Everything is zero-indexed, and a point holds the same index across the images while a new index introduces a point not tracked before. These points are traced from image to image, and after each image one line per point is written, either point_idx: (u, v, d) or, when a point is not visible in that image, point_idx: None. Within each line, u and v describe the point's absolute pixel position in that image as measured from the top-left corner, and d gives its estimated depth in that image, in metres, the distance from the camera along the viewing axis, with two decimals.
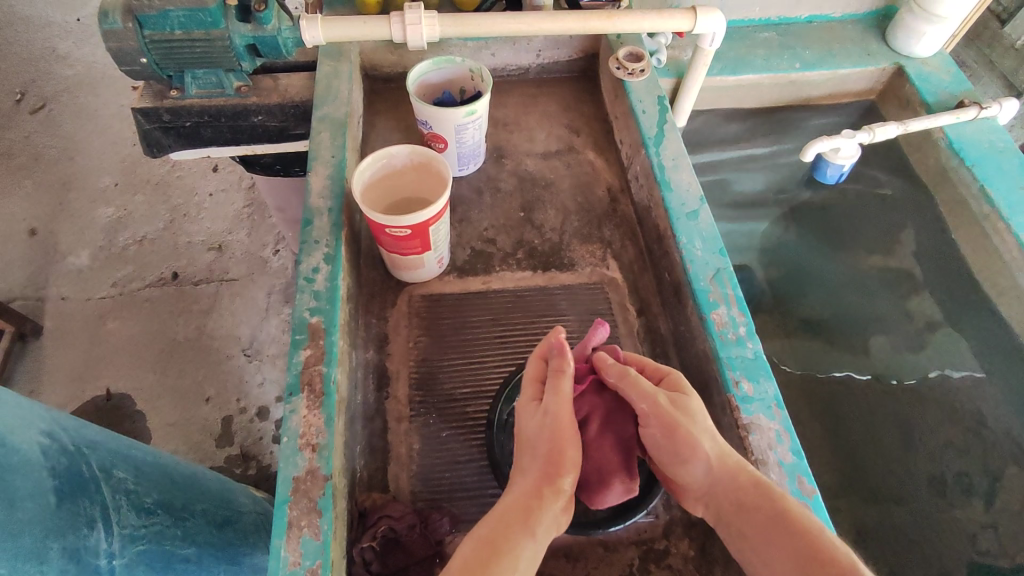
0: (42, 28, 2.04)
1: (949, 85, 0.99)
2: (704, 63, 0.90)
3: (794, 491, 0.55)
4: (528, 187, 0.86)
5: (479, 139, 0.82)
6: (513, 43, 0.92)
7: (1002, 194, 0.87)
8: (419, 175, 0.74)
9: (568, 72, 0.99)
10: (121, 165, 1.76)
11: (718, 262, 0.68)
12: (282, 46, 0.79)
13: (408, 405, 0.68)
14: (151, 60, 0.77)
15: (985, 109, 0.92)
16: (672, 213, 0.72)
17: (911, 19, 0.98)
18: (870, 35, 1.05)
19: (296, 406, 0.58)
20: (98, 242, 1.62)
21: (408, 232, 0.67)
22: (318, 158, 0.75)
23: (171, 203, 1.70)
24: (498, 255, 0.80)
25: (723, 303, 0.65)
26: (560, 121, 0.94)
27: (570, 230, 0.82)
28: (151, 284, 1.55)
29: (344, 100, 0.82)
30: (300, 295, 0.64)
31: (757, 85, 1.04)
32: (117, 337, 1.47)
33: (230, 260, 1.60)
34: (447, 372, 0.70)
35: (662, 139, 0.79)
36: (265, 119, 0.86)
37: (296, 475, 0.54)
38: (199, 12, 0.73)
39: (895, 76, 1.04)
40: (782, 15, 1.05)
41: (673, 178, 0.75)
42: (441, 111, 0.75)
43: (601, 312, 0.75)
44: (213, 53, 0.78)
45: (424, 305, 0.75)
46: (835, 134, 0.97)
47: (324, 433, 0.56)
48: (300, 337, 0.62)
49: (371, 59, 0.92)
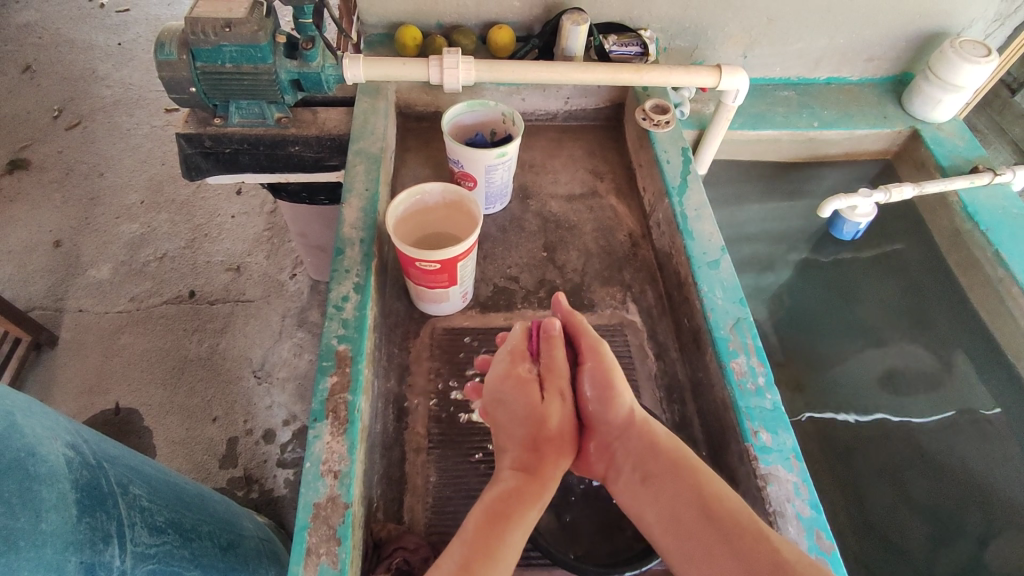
0: (84, 50, 2.12)
1: (963, 150, 1.02)
2: (726, 118, 0.95)
3: (812, 545, 0.55)
4: (551, 228, 0.88)
5: (507, 180, 0.85)
6: (543, 89, 0.96)
7: (1016, 259, 0.88)
8: (449, 212, 0.76)
9: (594, 119, 1.02)
10: (148, 184, 1.80)
11: (738, 311, 0.70)
12: (324, 82, 0.83)
13: (427, 436, 0.68)
14: (200, 90, 0.81)
15: (999, 176, 0.95)
16: (694, 261, 0.74)
17: (928, 87, 1.01)
18: (887, 99, 1.09)
19: (320, 431, 0.58)
20: (120, 257, 1.65)
21: (438, 266, 0.69)
22: (353, 190, 0.78)
23: (194, 222, 1.74)
24: (520, 293, 0.81)
25: (742, 352, 0.66)
26: (585, 166, 0.97)
27: (591, 272, 0.84)
28: (168, 301, 1.58)
29: (380, 136, 0.85)
30: (329, 322, 0.66)
31: (777, 141, 1.07)
32: (131, 351, 1.49)
33: (247, 281, 1.63)
34: (467, 406, 0.71)
35: (685, 189, 0.81)
36: (301, 149, 0.89)
37: (317, 501, 0.55)
38: (250, 48, 0.77)
39: (910, 139, 1.07)
40: (801, 76, 1.09)
41: (695, 228, 0.77)
42: (474, 151, 0.78)
43: (620, 353, 0.76)
44: (259, 86, 0.81)
45: (445, 340, 0.76)
46: (852, 193, 0.98)
47: (346, 461, 0.57)
48: (327, 363, 0.63)
49: (406, 98, 0.96)
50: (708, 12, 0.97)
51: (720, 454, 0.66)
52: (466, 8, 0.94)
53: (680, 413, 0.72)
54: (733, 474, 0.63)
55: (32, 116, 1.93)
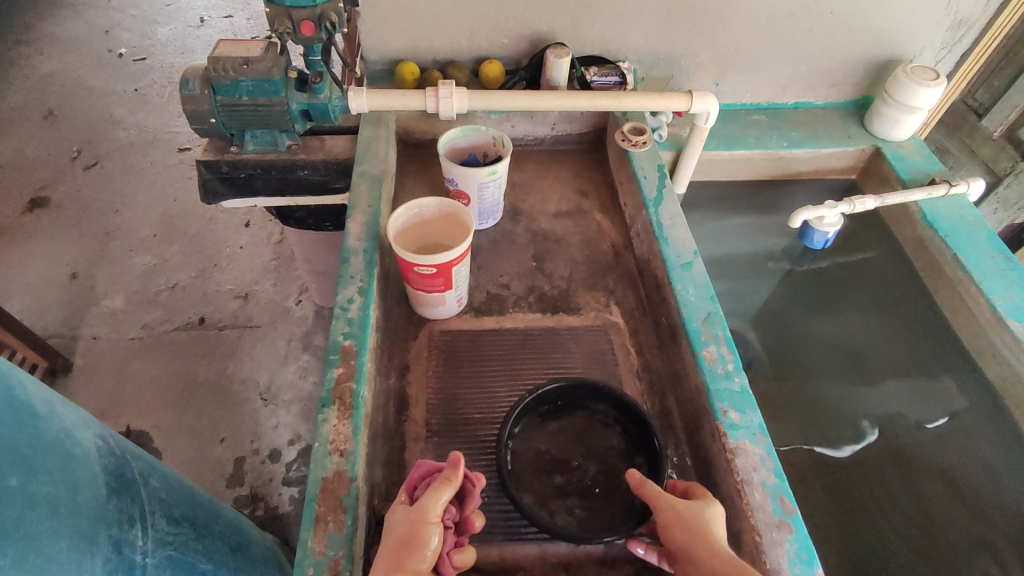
0: (103, 96, 2.25)
1: (923, 165, 1.10)
2: (700, 140, 1.04)
3: (776, 508, 0.60)
4: (540, 241, 0.96)
5: (498, 198, 0.93)
6: (530, 117, 1.05)
7: (973, 262, 0.94)
8: (445, 224, 0.83)
9: (579, 143, 1.11)
10: (161, 218, 1.90)
11: (709, 306, 0.76)
12: (330, 112, 0.92)
13: (425, 427, 0.74)
14: (219, 121, 0.90)
15: (956, 187, 1.03)
16: (669, 263, 0.81)
17: (886, 108, 1.10)
18: (850, 121, 1.18)
19: (327, 416, 0.64)
20: (134, 287, 1.72)
21: (434, 270, 0.76)
22: (357, 207, 0.85)
23: (204, 253, 1.82)
24: (511, 298, 0.88)
25: (713, 342, 0.72)
26: (571, 185, 1.05)
27: (577, 279, 0.91)
28: (179, 328, 1.64)
29: (382, 159, 0.94)
30: (335, 321, 0.72)
31: (749, 160, 1.15)
32: (143, 376, 1.55)
33: (255, 308, 1.70)
34: (463, 399, 0.76)
35: (661, 201, 0.89)
36: (309, 173, 0.97)
37: (325, 475, 0.60)
38: (265, 82, 0.86)
39: (874, 156, 1.15)
40: (771, 101, 1.18)
41: (670, 235, 0.84)
42: (467, 169, 0.86)
43: (604, 350, 0.82)
44: (272, 116, 0.90)
45: (443, 341, 0.82)
46: (819, 205, 1.05)
47: (352, 441, 0.63)
48: (334, 357, 0.69)
49: (405, 126, 1.05)
50: (680, 44, 1.07)
51: (696, 437, 0.71)
52: (460, 45, 1.04)
53: (660, 403, 0.77)
54: (707, 453, 0.69)
55: (52, 157, 2.03)
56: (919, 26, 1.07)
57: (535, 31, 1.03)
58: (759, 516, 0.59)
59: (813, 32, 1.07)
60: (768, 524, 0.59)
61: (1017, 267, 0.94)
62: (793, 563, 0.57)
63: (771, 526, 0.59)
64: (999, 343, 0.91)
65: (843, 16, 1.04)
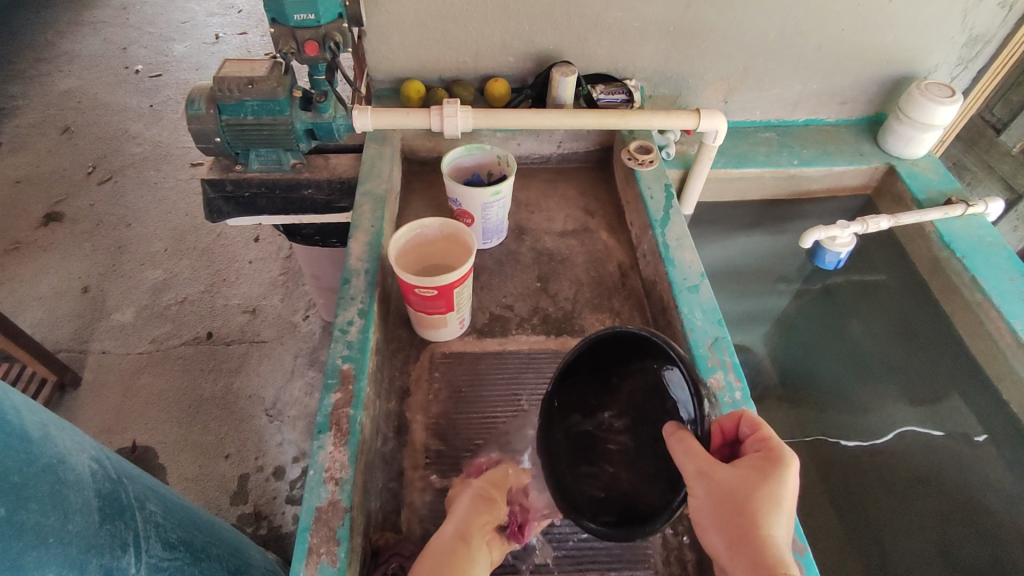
0: (118, 112, 2.29)
1: (938, 184, 1.07)
2: (708, 158, 1.02)
3: None
4: (545, 261, 0.94)
5: (502, 217, 0.92)
6: (536, 135, 1.04)
7: (992, 284, 0.91)
8: (446, 244, 0.82)
9: (585, 162, 1.10)
10: (172, 232, 1.91)
11: (716, 331, 0.74)
12: (335, 130, 0.92)
13: (424, 453, 0.72)
14: (224, 140, 0.90)
15: (972, 207, 1.00)
16: (675, 285, 0.79)
17: (900, 126, 1.08)
18: (863, 138, 1.15)
19: (324, 442, 0.63)
20: (143, 301, 1.73)
21: (435, 292, 0.74)
22: (359, 227, 0.85)
23: (213, 268, 1.83)
24: (514, 320, 0.87)
25: (720, 368, 0.70)
26: (577, 204, 1.03)
27: (582, 300, 0.89)
28: (187, 342, 1.65)
29: (385, 178, 0.93)
30: (334, 344, 0.71)
31: (760, 178, 1.13)
32: (150, 391, 1.55)
33: (262, 323, 1.70)
34: (463, 424, 0.75)
35: (668, 221, 0.87)
36: (314, 192, 0.97)
37: (319, 505, 0.58)
38: (269, 102, 0.86)
39: (888, 174, 1.13)
40: (781, 118, 1.17)
41: (676, 256, 0.82)
42: (471, 190, 0.85)
43: None
44: (277, 135, 0.90)
45: (444, 364, 0.81)
46: (831, 224, 1.03)
47: (347, 469, 0.61)
48: (332, 381, 0.68)
49: (410, 145, 1.04)
50: (688, 61, 1.06)
51: None
52: (465, 64, 1.04)
53: None
54: None
55: (67, 173, 2.06)
56: (933, 42, 1.05)
57: (541, 49, 1.02)
58: None
59: (823, 49, 1.05)
60: None
61: None
62: None
63: None
64: (1020, 368, 0.88)
65: (855, 32, 1.03)
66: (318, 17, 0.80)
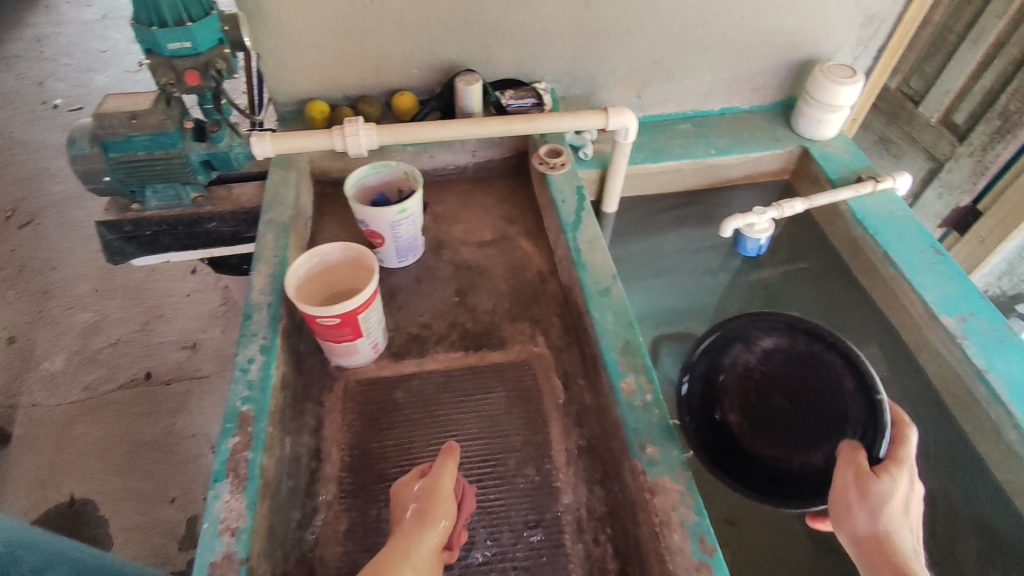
0: (37, 150, 2.19)
1: (850, 163, 1.09)
2: (624, 156, 1.01)
3: (695, 550, 0.57)
4: (463, 274, 0.93)
5: (415, 234, 0.90)
6: (448, 146, 1.02)
7: (904, 258, 0.94)
8: (352, 268, 0.80)
9: (502, 168, 1.08)
10: (102, 272, 1.84)
11: (627, 333, 0.73)
12: (234, 159, 0.89)
13: (339, 488, 0.70)
14: (115, 178, 0.86)
15: (882, 183, 1.02)
16: (586, 290, 0.78)
17: (809, 109, 1.09)
18: (777, 123, 1.17)
19: (219, 491, 0.60)
20: (74, 347, 1.66)
21: (338, 320, 0.72)
22: (262, 258, 0.82)
23: (149, 305, 1.77)
24: (432, 338, 0.85)
25: (631, 371, 0.70)
26: (495, 212, 1.02)
27: (501, 311, 0.88)
28: (123, 386, 1.58)
29: (290, 205, 0.90)
30: (233, 385, 0.68)
31: (679, 170, 1.14)
32: (86, 440, 1.48)
33: (203, 358, 1.65)
34: (379, 453, 0.73)
35: (579, 225, 0.86)
36: (218, 225, 0.93)
37: (213, 560, 0.56)
38: (159, 135, 0.82)
39: (802, 156, 1.14)
40: (695, 109, 1.17)
41: (587, 260, 0.82)
42: (375, 210, 0.83)
43: (528, 387, 0.79)
44: (171, 169, 0.87)
45: (359, 392, 0.78)
46: (748, 212, 1.03)
47: (245, 517, 0.58)
48: (230, 425, 0.65)
49: (319, 166, 1.01)
50: (595, 60, 1.05)
51: (620, 475, 0.68)
52: (369, 80, 1.01)
53: (587, 438, 0.74)
54: (629, 492, 0.66)
55: None
56: (831, 24, 1.06)
57: (444, 59, 1.01)
58: (678, 561, 0.56)
59: (727, 39, 1.06)
60: (686, 569, 0.56)
61: (946, 260, 0.94)
62: None
63: (690, 569, 0.56)
64: (934, 338, 0.89)
65: (755, 20, 1.04)
66: (195, 45, 0.77)
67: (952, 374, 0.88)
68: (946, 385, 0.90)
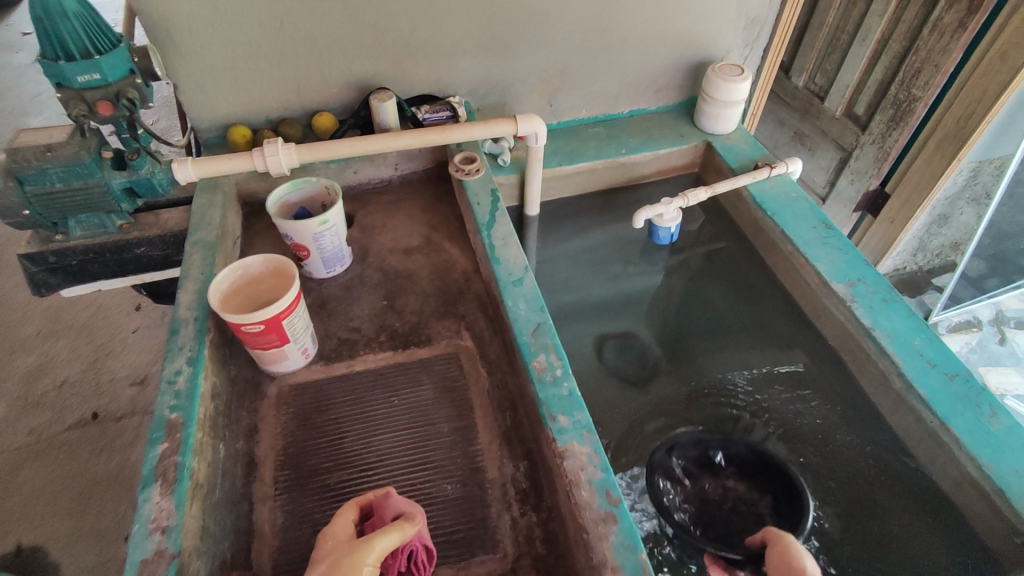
0: None
1: (749, 152, 1.18)
2: (538, 159, 1.08)
3: (602, 502, 0.61)
4: (391, 279, 0.97)
5: (340, 244, 0.94)
6: (371, 160, 1.07)
7: (798, 234, 1.03)
8: (276, 280, 0.83)
9: (427, 179, 1.14)
10: (41, 315, 1.81)
11: (539, 317, 0.79)
12: (157, 185, 0.92)
13: (274, 486, 0.73)
14: (34, 211, 0.87)
15: (776, 168, 1.11)
16: (501, 282, 0.83)
17: (708, 106, 1.19)
18: (682, 120, 1.26)
19: (149, 494, 0.62)
20: (15, 393, 1.63)
21: (262, 326, 0.75)
22: (189, 276, 0.85)
23: (92, 344, 1.74)
24: (362, 341, 0.88)
25: (542, 351, 0.75)
26: (421, 220, 1.07)
27: (428, 311, 0.92)
28: (68, 428, 1.56)
29: (216, 225, 0.93)
30: (161, 396, 0.70)
31: (595, 170, 1.21)
32: (31, 486, 1.45)
33: (151, 393, 1.63)
34: (311, 451, 0.76)
35: (493, 224, 0.92)
36: (147, 250, 0.96)
37: (143, 557, 0.58)
38: (76, 166, 0.85)
39: (707, 150, 1.23)
40: (607, 113, 1.25)
41: (501, 255, 0.87)
42: (297, 223, 0.87)
43: (455, 377, 0.83)
44: (92, 198, 0.89)
45: (291, 396, 0.82)
46: (657, 203, 1.11)
47: (175, 516, 0.61)
48: (158, 433, 0.67)
49: (247, 188, 1.05)
50: (505, 71, 1.12)
51: (538, 447, 0.73)
52: (289, 102, 1.06)
53: (511, 418, 0.79)
54: (546, 460, 0.70)
55: None
56: (719, 28, 1.16)
57: (361, 79, 1.06)
58: (586, 514, 0.61)
59: (625, 46, 1.14)
60: (593, 520, 0.60)
61: (835, 233, 1.03)
62: (620, 552, 0.58)
63: (596, 520, 0.60)
64: (829, 303, 0.98)
65: (648, 27, 1.12)
66: (105, 76, 0.81)
67: (845, 333, 0.96)
68: (842, 343, 0.97)
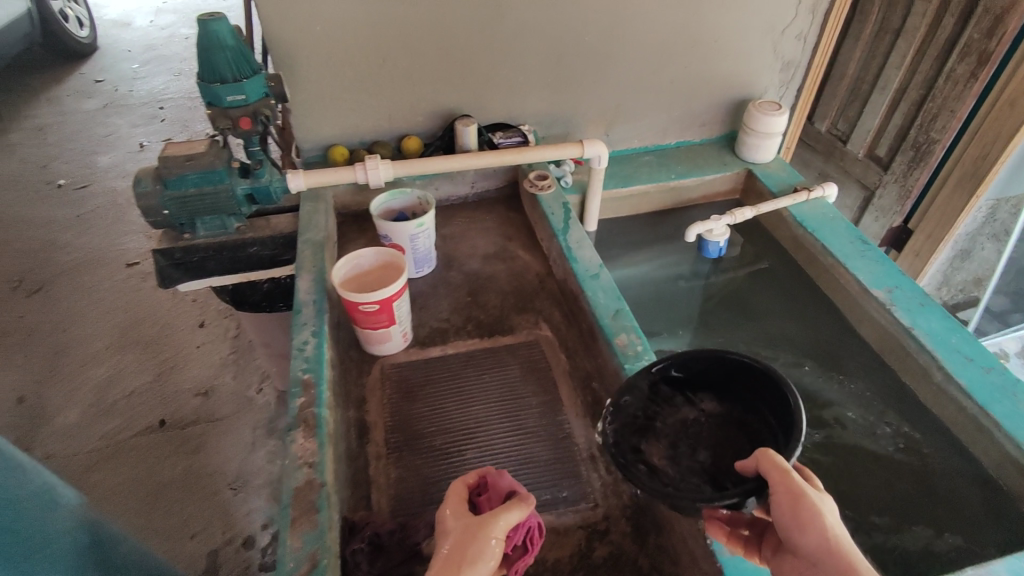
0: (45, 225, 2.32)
1: (787, 179, 1.30)
2: (599, 181, 1.20)
3: None
4: (473, 279, 1.08)
5: (429, 246, 1.06)
6: (451, 178, 1.21)
7: (838, 248, 1.13)
8: (382, 271, 0.95)
9: (497, 197, 1.27)
10: (112, 330, 1.93)
11: (617, 304, 0.89)
12: (272, 193, 1.05)
13: (385, 445, 0.82)
14: (171, 212, 1.01)
15: (815, 192, 1.23)
16: (580, 276, 0.94)
17: (749, 137, 1.32)
18: (724, 151, 1.39)
19: (295, 437, 0.72)
20: (89, 401, 1.73)
21: (377, 307, 0.86)
22: (304, 267, 0.96)
23: (159, 357, 1.86)
24: (452, 329, 0.99)
25: (623, 331, 0.85)
26: (495, 231, 1.19)
27: (508, 305, 1.03)
28: (138, 433, 1.65)
29: (322, 227, 1.06)
30: (294, 360, 0.81)
31: (646, 193, 1.34)
32: (104, 485, 1.54)
33: (216, 402, 1.73)
34: (415, 418, 0.85)
35: (568, 229, 1.04)
36: (259, 249, 1.09)
37: (296, 485, 0.67)
38: (209, 172, 0.98)
39: (748, 177, 1.36)
40: (656, 143, 1.39)
41: (578, 254, 0.98)
42: (398, 224, 0.99)
43: (538, 360, 0.93)
44: (219, 202, 1.02)
45: (394, 372, 0.92)
46: (707, 219, 1.23)
47: (318, 454, 0.70)
48: (295, 389, 0.78)
49: (343, 200, 1.18)
50: (568, 105, 1.27)
51: None
52: (382, 127, 1.20)
53: (592, 394, 0.88)
54: None
55: None
56: (757, 69, 1.31)
57: (444, 108, 1.21)
58: None
59: (675, 84, 1.29)
60: None
61: (871, 247, 1.13)
62: None
63: None
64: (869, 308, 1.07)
65: (695, 68, 1.27)
66: (247, 97, 0.95)
67: (886, 334, 1.05)
68: (883, 343, 1.06)
